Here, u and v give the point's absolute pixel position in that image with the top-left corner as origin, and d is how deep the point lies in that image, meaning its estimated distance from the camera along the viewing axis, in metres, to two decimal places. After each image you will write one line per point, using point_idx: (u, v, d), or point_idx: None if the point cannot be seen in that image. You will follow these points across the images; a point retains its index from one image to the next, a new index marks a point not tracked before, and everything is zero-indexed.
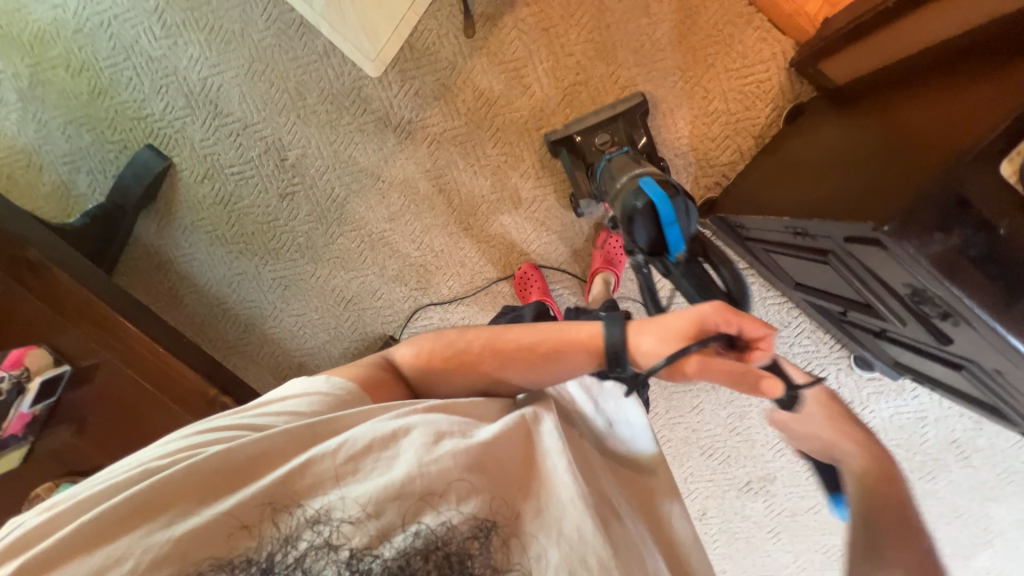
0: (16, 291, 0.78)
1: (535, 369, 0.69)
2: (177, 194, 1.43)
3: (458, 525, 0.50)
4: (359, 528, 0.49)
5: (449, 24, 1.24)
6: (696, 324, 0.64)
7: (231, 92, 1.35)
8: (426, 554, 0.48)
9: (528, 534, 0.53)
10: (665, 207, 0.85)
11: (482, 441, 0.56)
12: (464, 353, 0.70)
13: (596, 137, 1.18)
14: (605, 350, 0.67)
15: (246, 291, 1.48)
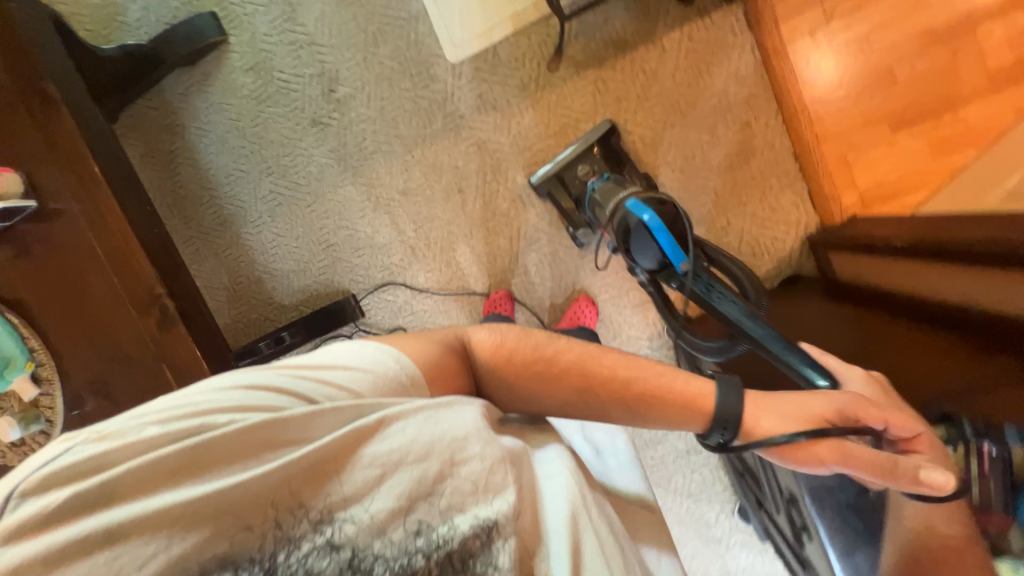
0: (14, 111, 0.77)
1: (624, 410, 0.66)
2: (219, 72, 1.43)
3: (460, 526, 0.52)
4: (368, 530, 0.49)
5: (538, 49, 1.25)
6: (835, 411, 0.65)
7: (313, 7, 1.35)
8: (428, 554, 0.50)
9: (534, 542, 0.54)
10: (652, 219, 0.84)
11: (507, 448, 0.56)
12: (553, 361, 0.65)
13: (575, 169, 1.22)
14: (716, 412, 0.65)
15: (239, 189, 1.49)
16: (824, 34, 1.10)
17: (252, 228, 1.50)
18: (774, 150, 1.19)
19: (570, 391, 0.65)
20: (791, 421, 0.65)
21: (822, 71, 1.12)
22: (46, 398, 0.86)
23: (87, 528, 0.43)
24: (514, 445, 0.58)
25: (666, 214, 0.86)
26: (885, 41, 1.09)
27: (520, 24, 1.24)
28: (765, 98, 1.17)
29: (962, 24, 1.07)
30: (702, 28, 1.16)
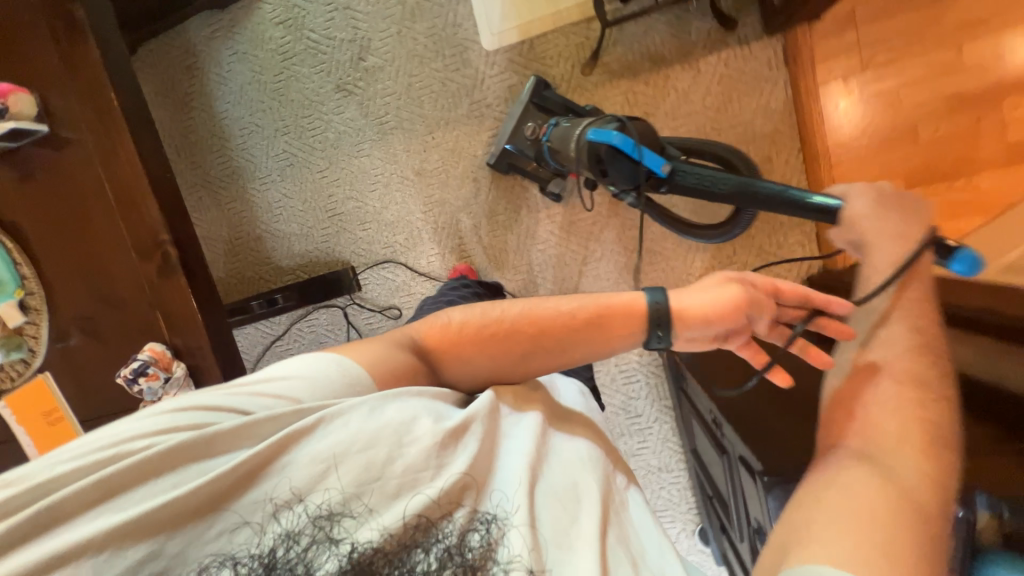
0: (39, 33, 0.75)
1: (571, 339, 0.65)
2: (249, 22, 1.40)
3: (455, 518, 0.52)
4: (361, 523, 0.50)
5: (575, 50, 1.24)
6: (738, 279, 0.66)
7: None
8: (427, 546, 0.50)
9: (509, 511, 0.53)
10: (620, 139, 0.85)
11: (455, 420, 0.55)
12: (500, 322, 0.65)
13: (524, 128, 1.21)
14: (649, 312, 0.64)
15: (251, 145, 1.47)
16: (857, 82, 1.11)
17: (259, 188, 1.48)
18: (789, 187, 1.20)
19: (524, 341, 0.64)
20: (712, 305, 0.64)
21: (847, 118, 1.13)
22: (31, 327, 0.86)
23: (28, 561, 0.43)
24: (486, 396, 0.60)
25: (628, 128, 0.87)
26: (914, 98, 1.10)
27: (561, 22, 1.23)
28: (789, 135, 1.18)
29: (992, 93, 1.08)
30: (739, 56, 1.16)
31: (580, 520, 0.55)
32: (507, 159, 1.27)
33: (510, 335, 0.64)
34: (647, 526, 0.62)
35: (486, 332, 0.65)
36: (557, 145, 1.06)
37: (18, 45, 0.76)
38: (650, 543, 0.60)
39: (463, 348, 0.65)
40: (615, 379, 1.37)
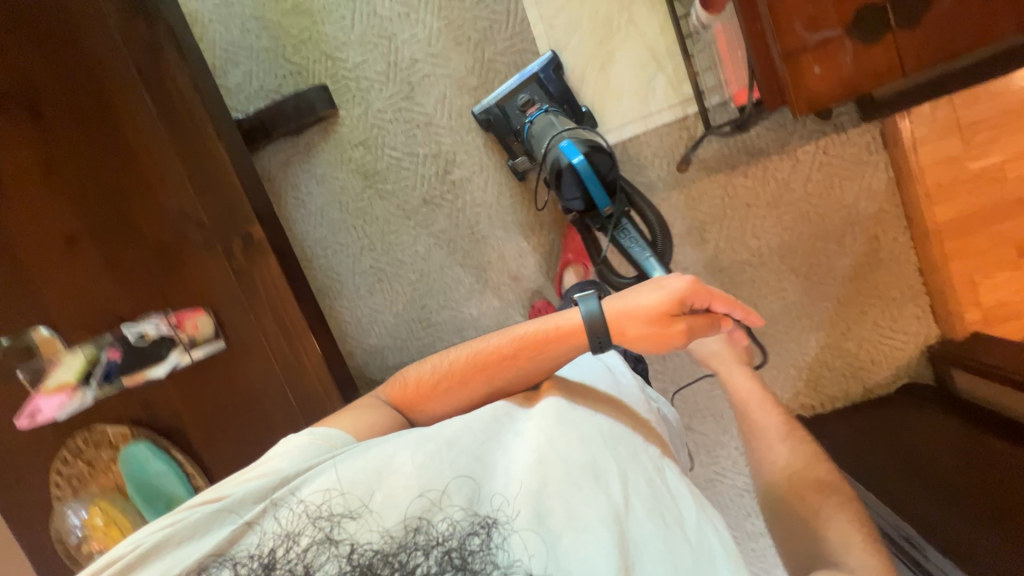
0: (214, 250, 0.74)
1: (528, 361, 0.77)
2: (326, 144, 1.39)
3: (459, 524, 0.60)
4: (359, 535, 0.61)
5: (670, 149, 1.24)
6: (675, 298, 0.74)
7: (433, 88, 1.31)
8: (427, 550, 0.59)
9: (503, 503, 0.62)
10: (585, 164, 1.00)
11: (432, 438, 0.66)
12: (450, 373, 0.78)
13: (518, 99, 1.22)
14: (590, 332, 0.75)
15: (336, 263, 1.44)
16: (961, 161, 1.13)
17: (347, 304, 1.45)
18: (899, 263, 1.21)
19: (489, 373, 0.77)
20: (649, 327, 0.74)
21: (955, 195, 1.15)
22: None
23: None
24: (487, 412, 0.71)
25: (597, 157, 1.02)
26: (1018, 171, 1.12)
27: (654, 123, 1.23)
28: (894, 214, 1.20)
29: None
30: (837, 143, 1.18)
31: (576, 493, 0.61)
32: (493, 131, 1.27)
33: (459, 379, 0.78)
34: (656, 484, 0.66)
35: (439, 384, 0.78)
36: (534, 139, 1.16)
37: (190, 262, 0.75)
38: (649, 507, 0.63)
39: (426, 397, 0.78)
40: (729, 460, 1.36)
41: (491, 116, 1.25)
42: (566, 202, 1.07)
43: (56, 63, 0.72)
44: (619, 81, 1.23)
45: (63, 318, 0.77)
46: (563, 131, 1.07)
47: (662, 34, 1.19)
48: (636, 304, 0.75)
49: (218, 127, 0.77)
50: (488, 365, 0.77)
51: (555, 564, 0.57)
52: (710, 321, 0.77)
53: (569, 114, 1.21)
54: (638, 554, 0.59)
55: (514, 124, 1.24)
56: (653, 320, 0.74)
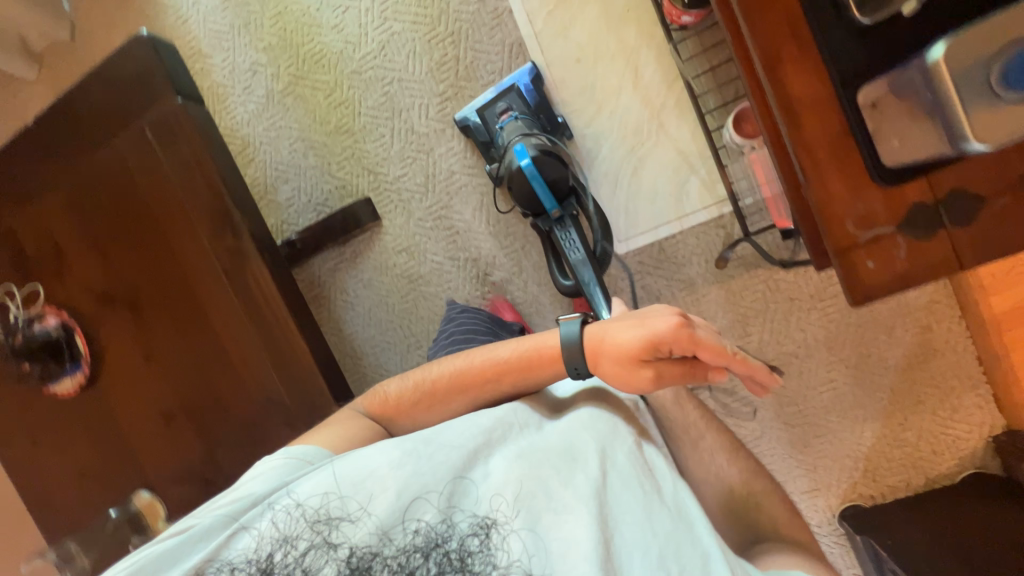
0: (295, 426, 0.81)
1: (506, 374, 0.82)
2: (371, 251, 1.46)
3: (457, 522, 0.66)
4: (356, 536, 0.65)
5: (707, 247, 1.25)
6: (650, 337, 0.71)
7: (470, 196, 1.37)
8: (427, 551, 0.64)
9: (490, 506, 0.66)
10: (529, 167, 1.11)
11: (416, 440, 0.71)
12: (436, 386, 0.83)
13: (496, 107, 1.26)
14: (565, 354, 0.78)
15: (384, 360, 1.50)
16: None
17: None
18: (955, 353, 1.18)
19: (471, 385, 0.82)
20: (618, 365, 0.74)
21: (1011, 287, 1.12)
22: None
23: None
24: (468, 416, 0.75)
25: (546, 160, 1.12)
26: None
27: (690, 224, 1.25)
28: (946, 304, 1.17)
29: None
30: None
31: (560, 485, 0.67)
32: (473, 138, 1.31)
33: (437, 397, 0.83)
34: (635, 466, 0.71)
35: (417, 401, 0.84)
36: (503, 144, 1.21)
37: (272, 436, 0.82)
38: (627, 483, 0.69)
39: (403, 413, 0.84)
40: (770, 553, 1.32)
41: (470, 120, 1.28)
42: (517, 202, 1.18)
43: (152, 263, 0.80)
44: (652, 185, 1.25)
45: (163, 482, 0.86)
46: (523, 136, 1.16)
47: (695, 139, 1.21)
48: (615, 340, 0.74)
49: (292, 309, 0.84)
50: (471, 384, 0.83)
51: (546, 556, 0.63)
52: (692, 369, 0.73)
53: (545, 123, 1.23)
54: (619, 529, 0.65)
55: (491, 129, 1.27)
56: (622, 361, 0.73)
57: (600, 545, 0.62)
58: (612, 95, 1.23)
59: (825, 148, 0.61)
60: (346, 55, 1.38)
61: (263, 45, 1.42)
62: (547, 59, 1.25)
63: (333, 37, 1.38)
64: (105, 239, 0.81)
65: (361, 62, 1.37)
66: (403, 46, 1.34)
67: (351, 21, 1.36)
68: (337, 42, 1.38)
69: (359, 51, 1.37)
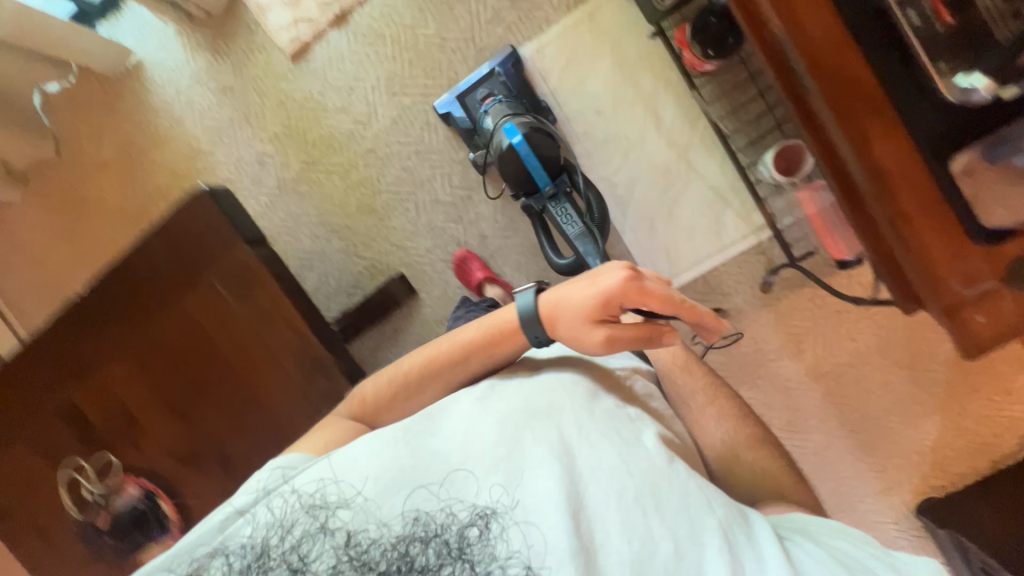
0: None
1: (477, 356, 0.78)
2: (411, 326, 1.42)
3: (458, 512, 0.62)
4: (352, 526, 0.62)
5: (750, 274, 1.27)
6: (606, 293, 0.71)
7: (507, 258, 1.36)
8: (426, 539, 0.61)
9: (484, 483, 0.63)
10: (525, 148, 1.11)
11: (400, 429, 0.67)
12: (406, 379, 0.78)
13: (477, 93, 1.25)
14: (524, 318, 0.76)
15: None
16: None
17: None
18: None
19: (442, 373, 0.78)
20: (579, 326, 0.73)
21: None
22: None
23: None
24: (455, 396, 0.72)
25: (535, 139, 1.13)
26: None
27: (731, 254, 1.26)
28: None
29: None
30: None
31: (545, 450, 0.64)
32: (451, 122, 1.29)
33: (412, 387, 0.78)
34: (619, 425, 0.68)
35: (395, 395, 0.77)
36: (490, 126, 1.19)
37: None
38: (612, 440, 0.66)
39: (385, 409, 0.77)
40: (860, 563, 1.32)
41: (450, 108, 1.27)
42: (507, 182, 1.17)
43: (239, 413, 0.77)
44: (689, 222, 1.26)
45: None
46: (508, 115, 1.16)
47: (723, 174, 1.23)
48: (573, 300, 0.74)
49: None
50: (441, 372, 0.78)
51: (542, 525, 0.59)
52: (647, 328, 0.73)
53: (527, 106, 1.22)
54: (610, 490, 0.62)
55: (473, 114, 1.25)
56: (576, 322, 0.73)
57: (571, 513, 0.59)
58: (637, 141, 1.24)
59: (927, 213, 0.65)
60: (357, 135, 1.35)
61: (269, 135, 1.38)
62: (566, 114, 1.25)
63: (342, 118, 1.35)
64: (177, 398, 0.77)
65: (375, 140, 1.35)
66: (417, 119, 1.32)
67: (359, 101, 1.33)
68: (346, 122, 1.35)
69: (371, 129, 1.34)
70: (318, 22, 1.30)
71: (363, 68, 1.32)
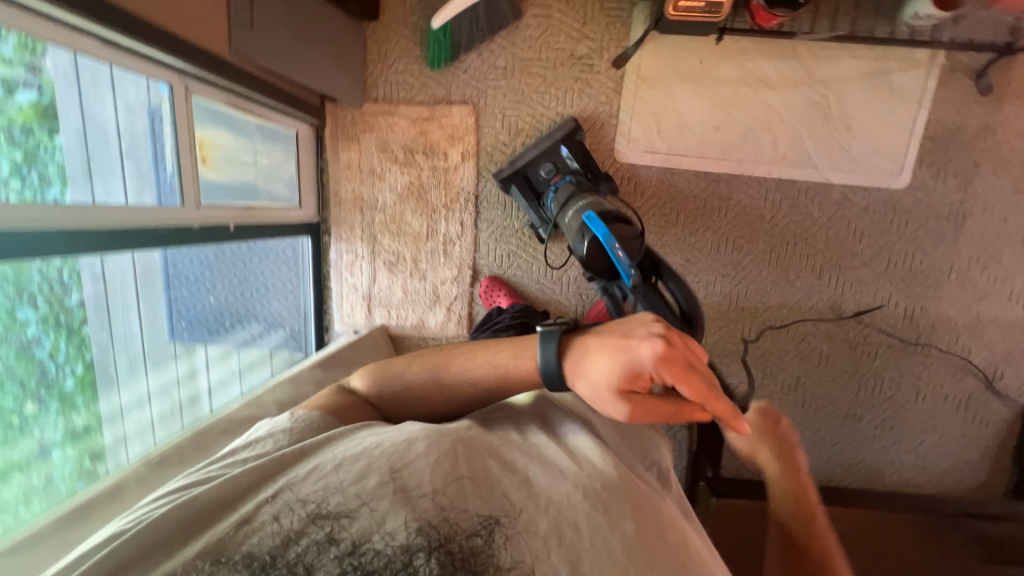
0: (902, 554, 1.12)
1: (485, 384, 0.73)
2: None
3: (462, 522, 0.52)
4: (355, 532, 0.51)
5: (965, 93, 1.16)
6: (632, 366, 0.59)
7: (762, 287, 1.30)
8: (428, 551, 0.50)
9: (525, 524, 0.53)
10: (615, 241, 0.88)
11: (455, 436, 0.60)
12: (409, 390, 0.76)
13: (540, 167, 1.19)
14: (542, 368, 0.67)
15: (850, 455, 1.34)
16: None
17: (896, 468, 1.33)
18: None
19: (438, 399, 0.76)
20: (599, 395, 0.62)
21: None
22: None
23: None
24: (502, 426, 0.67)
25: (627, 231, 0.90)
26: None
27: (932, 97, 1.17)
28: None
29: None
30: None
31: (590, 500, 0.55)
32: (513, 187, 1.22)
33: (415, 394, 0.76)
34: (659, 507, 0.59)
35: (398, 395, 0.76)
36: (559, 207, 1.10)
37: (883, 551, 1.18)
38: (658, 523, 0.56)
39: (383, 404, 0.77)
40: None
41: (510, 184, 1.22)
42: (581, 262, 0.96)
43: None
44: (870, 114, 1.19)
45: None
46: (584, 199, 1.02)
47: (858, 58, 1.17)
48: (598, 359, 0.62)
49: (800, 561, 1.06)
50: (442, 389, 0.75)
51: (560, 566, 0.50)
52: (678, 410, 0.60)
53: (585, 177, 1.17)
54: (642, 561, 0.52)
55: (537, 189, 1.21)
56: (599, 387, 0.61)
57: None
58: (768, 112, 1.21)
59: None
60: None
61: None
62: (695, 153, 1.24)
63: None
64: None
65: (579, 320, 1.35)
66: None
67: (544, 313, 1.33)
68: None
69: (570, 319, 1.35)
70: (462, 293, 1.35)
71: (523, 288, 1.34)
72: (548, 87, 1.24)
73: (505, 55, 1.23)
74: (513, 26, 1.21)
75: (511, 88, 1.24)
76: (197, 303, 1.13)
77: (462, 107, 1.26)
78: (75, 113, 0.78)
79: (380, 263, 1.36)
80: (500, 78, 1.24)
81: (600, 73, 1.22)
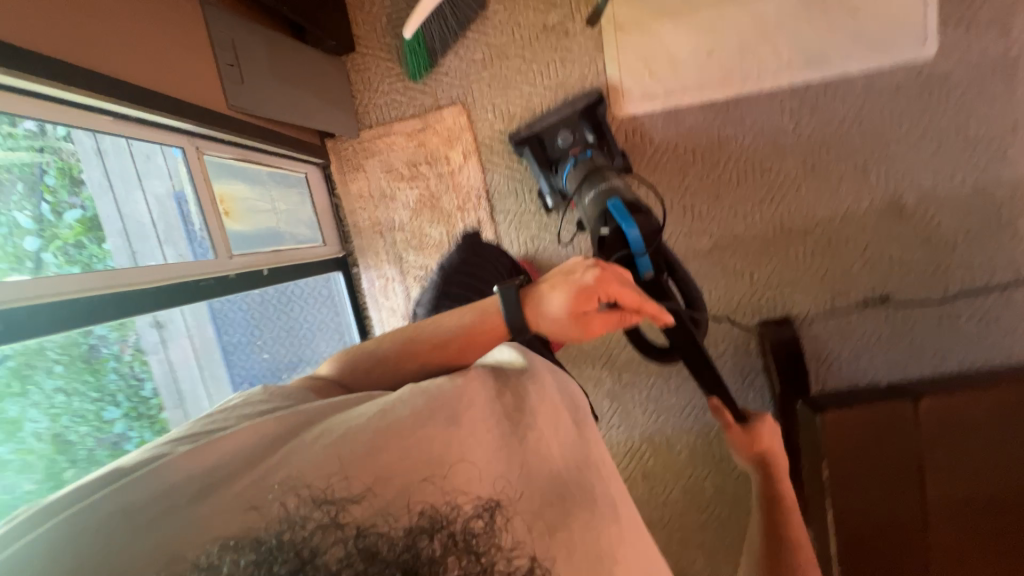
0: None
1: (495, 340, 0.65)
2: (820, 335, 1.24)
3: (462, 504, 0.42)
4: (363, 512, 0.40)
5: None
6: (581, 288, 0.60)
7: (805, 201, 1.20)
8: (432, 534, 0.40)
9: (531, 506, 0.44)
10: (640, 235, 0.81)
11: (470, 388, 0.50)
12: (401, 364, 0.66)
13: (558, 134, 1.18)
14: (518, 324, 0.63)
15: (956, 358, 1.20)
16: None
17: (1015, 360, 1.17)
18: None
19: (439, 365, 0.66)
20: (558, 323, 0.62)
21: None
22: None
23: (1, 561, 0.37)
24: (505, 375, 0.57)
25: (651, 223, 0.83)
26: None
27: None
28: None
29: None
30: None
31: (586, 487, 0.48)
32: (527, 150, 1.22)
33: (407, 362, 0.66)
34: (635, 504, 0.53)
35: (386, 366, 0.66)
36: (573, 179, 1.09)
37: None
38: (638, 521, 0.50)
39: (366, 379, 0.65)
40: None
41: (524, 146, 1.22)
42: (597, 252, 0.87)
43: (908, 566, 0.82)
44: None
45: None
46: (602, 183, 0.97)
47: None
48: (550, 294, 0.61)
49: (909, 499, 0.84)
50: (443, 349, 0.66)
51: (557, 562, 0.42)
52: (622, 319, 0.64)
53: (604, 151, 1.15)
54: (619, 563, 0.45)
55: (552, 156, 1.20)
56: (558, 317, 0.61)
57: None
58: (761, 22, 1.15)
59: None
60: None
61: None
62: (696, 86, 1.19)
63: None
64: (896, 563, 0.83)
65: None
66: None
67: None
68: None
69: None
70: None
71: (557, 269, 1.30)
72: (530, 65, 1.23)
73: (481, 46, 1.24)
74: (481, 18, 1.23)
75: (495, 77, 1.25)
76: (253, 364, 1.18)
77: (452, 108, 1.27)
78: (112, 212, 0.84)
79: (411, 280, 1.37)
80: (481, 70, 1.25)
81: (577, 36, 1.21)
